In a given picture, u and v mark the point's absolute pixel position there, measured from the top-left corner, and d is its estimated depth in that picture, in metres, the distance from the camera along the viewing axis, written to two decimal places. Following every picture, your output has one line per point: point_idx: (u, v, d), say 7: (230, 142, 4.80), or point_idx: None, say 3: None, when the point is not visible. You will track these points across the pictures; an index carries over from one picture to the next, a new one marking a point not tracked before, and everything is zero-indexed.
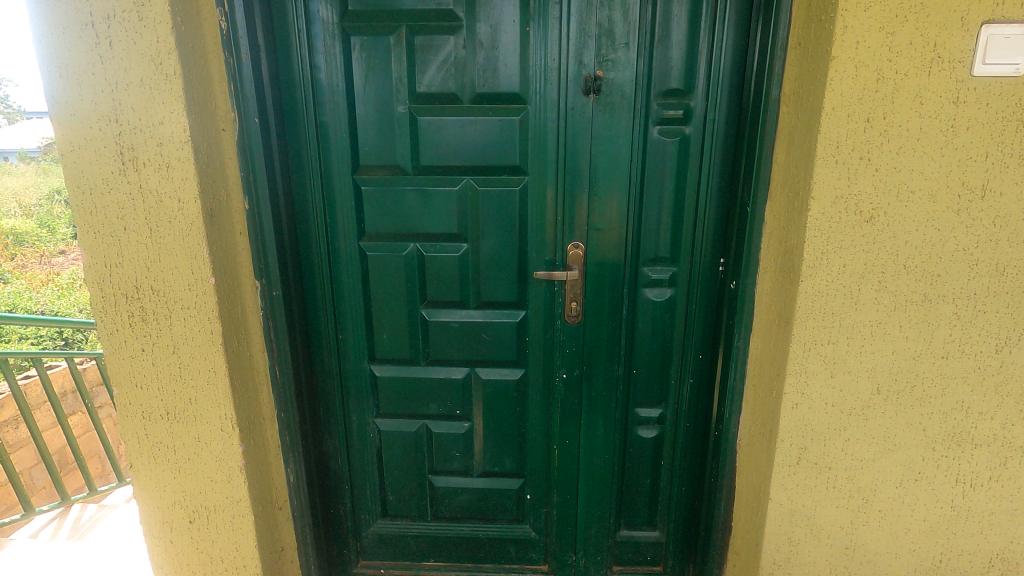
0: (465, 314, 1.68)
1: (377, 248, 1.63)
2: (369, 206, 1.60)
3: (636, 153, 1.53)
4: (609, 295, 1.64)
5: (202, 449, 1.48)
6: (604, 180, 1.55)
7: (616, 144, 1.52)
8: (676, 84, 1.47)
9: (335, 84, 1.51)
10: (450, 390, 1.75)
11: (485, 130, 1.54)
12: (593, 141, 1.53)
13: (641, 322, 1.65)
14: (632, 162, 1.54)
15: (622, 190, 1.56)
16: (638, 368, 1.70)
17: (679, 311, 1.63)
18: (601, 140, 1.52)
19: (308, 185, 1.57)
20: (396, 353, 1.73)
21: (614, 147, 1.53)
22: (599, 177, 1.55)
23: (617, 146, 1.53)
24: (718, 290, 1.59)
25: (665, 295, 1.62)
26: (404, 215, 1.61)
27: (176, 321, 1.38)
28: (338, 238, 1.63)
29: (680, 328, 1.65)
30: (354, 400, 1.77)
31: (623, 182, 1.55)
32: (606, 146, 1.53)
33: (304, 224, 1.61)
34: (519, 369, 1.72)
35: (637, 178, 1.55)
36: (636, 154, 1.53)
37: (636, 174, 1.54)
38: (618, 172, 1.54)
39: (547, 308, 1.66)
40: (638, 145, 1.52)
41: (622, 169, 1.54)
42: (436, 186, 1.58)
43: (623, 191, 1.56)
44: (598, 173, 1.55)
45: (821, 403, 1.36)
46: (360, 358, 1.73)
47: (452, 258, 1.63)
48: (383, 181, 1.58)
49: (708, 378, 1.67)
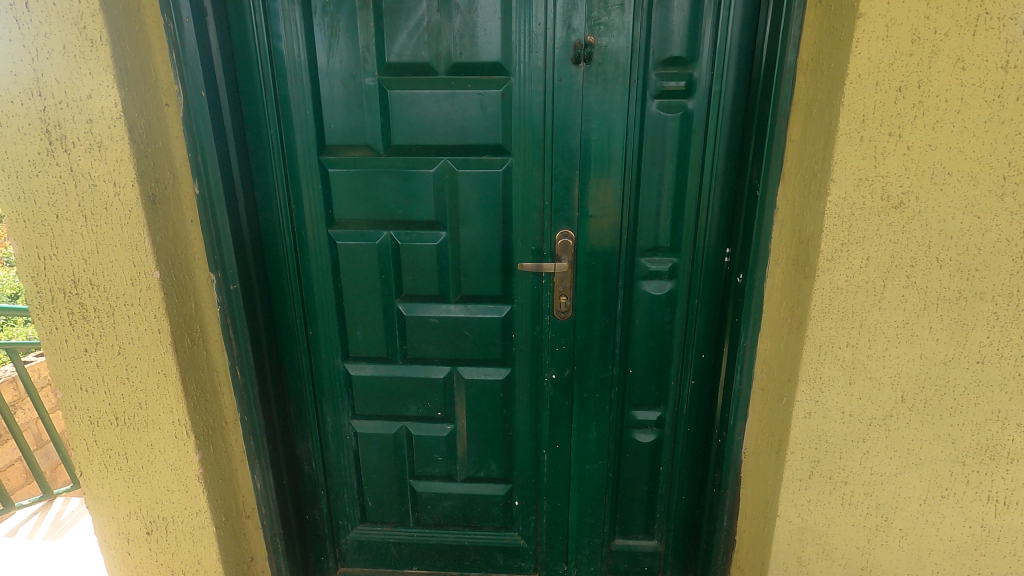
0: (445, 309, 1.54)
1: (349, 236, 1.49)
2: (338, 190, 1.46)
3: (633, 129, 1.36)
4: (604, 288, 1.48)
5: (157, 457, 1.36)
6: (597, 160, 1.39)
7: (610, 119, 1.36)
8: (677, 52, 1.30)
9: (296, 54, 1.35)
10: (430, 390, 1.61)
11: (464, 106, 1.38)
12: (586, 117, 1.36)
13: (637, 318, 1.50)
14: (628, 141, 1.37)
15: (617, 171, 1.39)
16: (635, 368, 1.55)
17: (679, 306, 1.48)
18: (594, 116, 1.36)
19: (270, 168, 1.43)
20: (371, 350, 1.59)
21: (607, 123, 1.36)
22: (592, 157, 1.39)
23: (611, 122, 1.36)
24: (724, 283, 1.44)
25: (665, 288, 1.47)
26: (376, 201, 1.46)
27: (119, 318, 1.25)
28: (305, 226, 1.48)
29: (680, 326, 1.50)
30: (328, 400, 1.65)
31: (618, 162, 1.39)
32: (599, 122, 1.36)
33: (267, 210, 1.46)
34: (505, 368, 1.58)
35: (634, 158, 1.38)
36: (631, 131, 1.36)
37: (633, 154, 1.38)
38: (613, 150, 1.38)
39: (535, 302, 1.51)
40: (633, 121, 1.35)
41: (617, 147, 1.38)
42: (411, 168, 1.43)
43: (619, 174, 1.40)
44: (591, 153, 1.39)
45: (838, 412, 1.21)
46: (332, 356, 1.60)
47: (429, 249, 1.48)
48: (353, 163, 1.43)
49: (711, 380, 1.53)
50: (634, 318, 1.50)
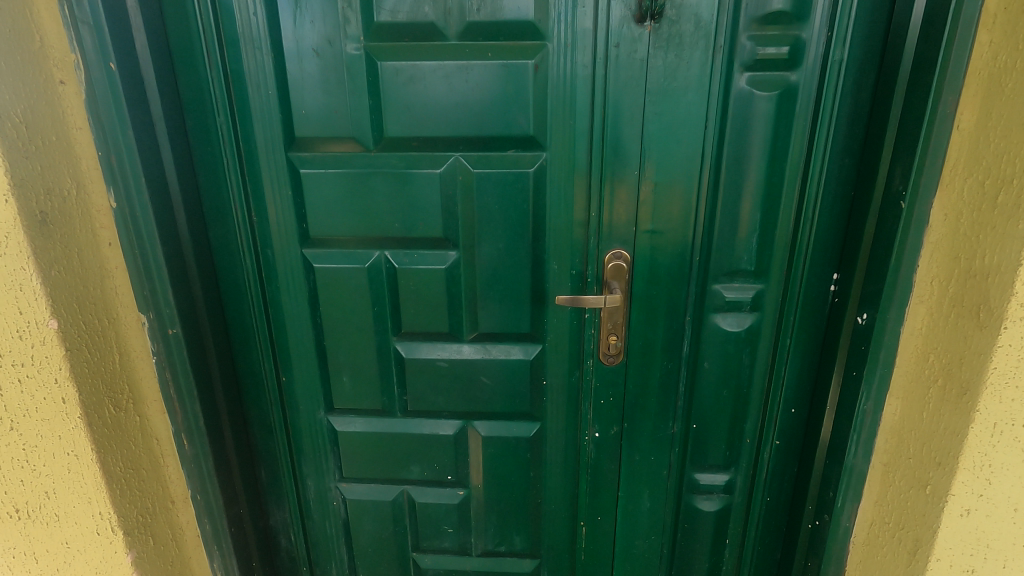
0: (456, 350, 1.19)
1: (330, 257, 1.14)
2: (313, 198, 1.10)
3: (713, 114, 0.99)
4: (665, 324, 1.13)
5: (75, 561, 1.01)
6: (664, 157, 1.02)
7: (682, 100, 0.99)
8: (782, 4, 0.93)
9: (251, 12, 0.99)
10: (438, 449, 1.27)
11: (482, 83, 1.01)
12: (651, 97, 1.00)
13: (707, 362, 1.15)
14: (706, 129, 1.00)
15: (690, 172, 1.03)
16: (701, 424, 1.20)
17: (762, 347, 1.13)
18: (661, 97, 0.99)
19: (222, 169, 1.07)
20: (361, 400, 1.25)
21: (679, 106, 1.00)
22: (656, 152, 1.02)
23: (685, 105, 0.99)
24: (826, 319, 1.09)
25: (745, 324, 1.12)
26: (365, 211, 1.10)
27: (8, 385, 0.89)
28: (272, 244, 1.13)
29: (763, 372, 1.15)
30: (308, 460, 1.30)
31: (692, 159, 1.02)
32: (667, 104, 1.00)
33: (220, 224, 1.11)
34: (533, 423, 1.23)
35: (713, 153, 1.02)
36: (711, 117, 1.00)
37: (711, 148, 1.02)
38: (685, 143, 1.01)
39: (575, 342, 1.15)
40: (715, 102, 0.99)
41: (691, 139, 1.01)
42: (412, 168, 1.07)
43: (693, 174, 1.03)
44: (656, 146, 1.02)
45: (1008, 510, 0.87)
46: (313, 407, 1.26)
47: (436, 274, 1.13)
48: (333, 161, 1.07)
49: (801, 439, 1.18)
50: (703, 362, 1.15)
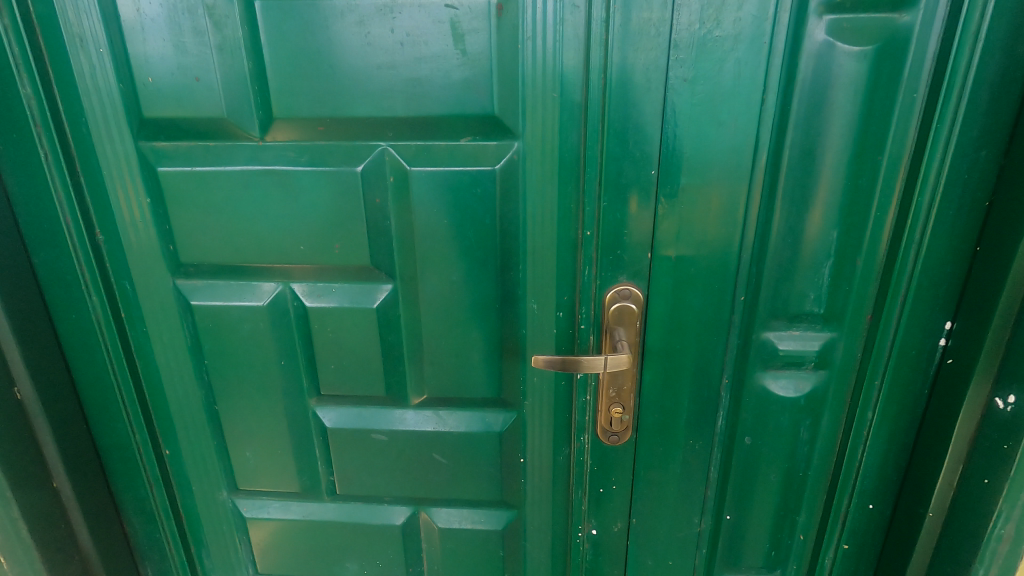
0: (398, 418, 0.86)
1: (216, 292, 0.80)
2: (182, 208, 0.76)
3: (775, 81, 0.64)
4: (692, 389, 0.78)
5: None
6: (698, 148, 0.66)
7: (729, 59, 0.63)
8: None
9: None
10: (380, 543, 0.94)
11: (417, 36, 0.66)
12: (679, 55, 0.63)
13: (750, 437, 0.81)
14: (764, 105, 0.64)
15: (738, 171, 0.67)
16: (739, 518, 0.87)
17: (831, 419, 0.78)
18: (695, 54, 0.63)
19: (41, 167, 0.73)
20: (274, 480, 0.92)
21: (724, 68, 0.63)
22: (685, 141, 0.66)
23: (732, 67, 0.63)
24: (930, 385, 0.74)
25: (806, 388, 0.77)
26: (256, 229, 0.76)
27: None
28: (130, 273, 0.79)
29: (829, 453, 0.81)
30: (211, 553, 0.98)
31: (741, 152, 0.66)
32: (705, 66, 0.63)
33: (50, 246, 0.77)
34: (507, 514, 0.90)
35: (773, 142, 0.66)
36: (772, 87, 0.64)
37: (771, 134, 0.66)
38: (732, 127, 0.65)
39: (563, 410, 0.82)
40: (778, 62, 0.63)
41: (740, 120, 0.65)
42: (318, 166, 0.72)
43: (742, 174, 0.67)
44: (686, 133, 0.66)
45: None
46: (211, 487, 0.93)
47: (363, 317, 0.79)
48: (204, 156, 0.73)
49: (882, 544, 0.84)
50: (744, 436, 0.81)
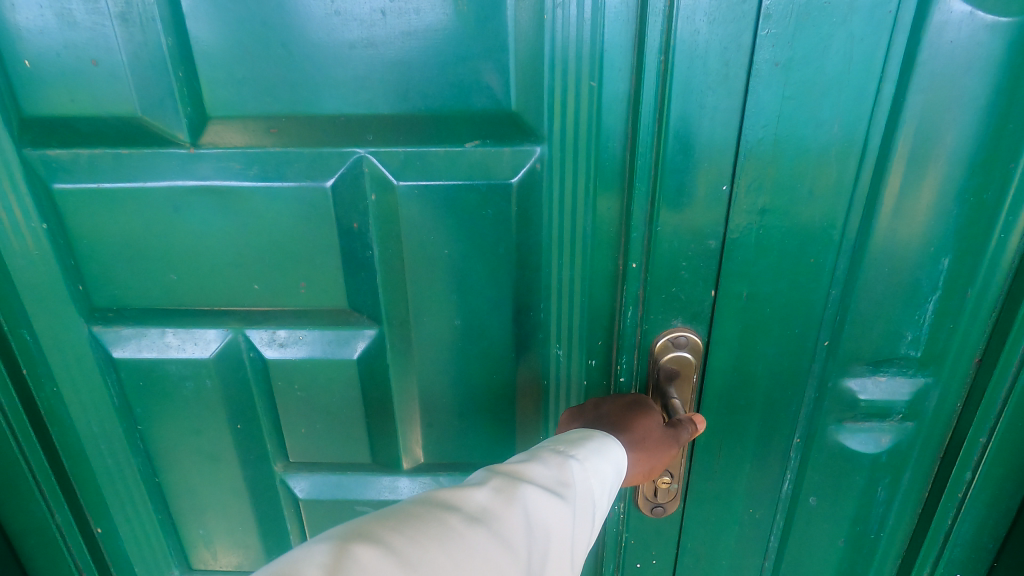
0: (389, 487, 0.69)
1: (144, 342, 0.62)
2: (92, 237, 0.56)
3: (896, 64, 0.47)
4: (755, 449, 0.64)
5: None
6: (787, 156, 0.50)
7: (839, 35, 0.46)
8: None
9: None
10: None
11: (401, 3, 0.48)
12: (770, 29, 0.46)
13: (815, 498, 0.66)
14: (878, 95, 0.48)
15: (837, 186, 0.51)
16: None
17: (914, 478, 0.64)
18: (793, 27, 0.46)
19: None
20: (237, 558, 0.75)
21: (831, 47, 0.46)
22: (771, 148, 0.49)
23: (842, 46, 0.46)
24: None
25: (887, 443, 0.62)
26: (193, 264, 0.57)
27: None
28: (32, 321, 0.61)
29: (911, 516, 0.66)
30: None
31: (842, 162, 0.50)
32: (806, 44, 0.46)
33: None
34: None
35: (884, 147, 0.50)
36: (891, 73, 0.47)
37: (881, 138, 0.49)
38: (834, 129, 0.49)
39: None
40: (903, 38, 0.46)
41: (846, 120, 0.48)
42: (273, 182, 0.53)
43: (841, 190, 0.51)
44: (772, 137, 0.49)
45: None
46: (159, 568, 0.76)
47: (338, 372, 0.62)
48: (117, 168, 0.53)
49: None
50: (808, 497, 0.66)
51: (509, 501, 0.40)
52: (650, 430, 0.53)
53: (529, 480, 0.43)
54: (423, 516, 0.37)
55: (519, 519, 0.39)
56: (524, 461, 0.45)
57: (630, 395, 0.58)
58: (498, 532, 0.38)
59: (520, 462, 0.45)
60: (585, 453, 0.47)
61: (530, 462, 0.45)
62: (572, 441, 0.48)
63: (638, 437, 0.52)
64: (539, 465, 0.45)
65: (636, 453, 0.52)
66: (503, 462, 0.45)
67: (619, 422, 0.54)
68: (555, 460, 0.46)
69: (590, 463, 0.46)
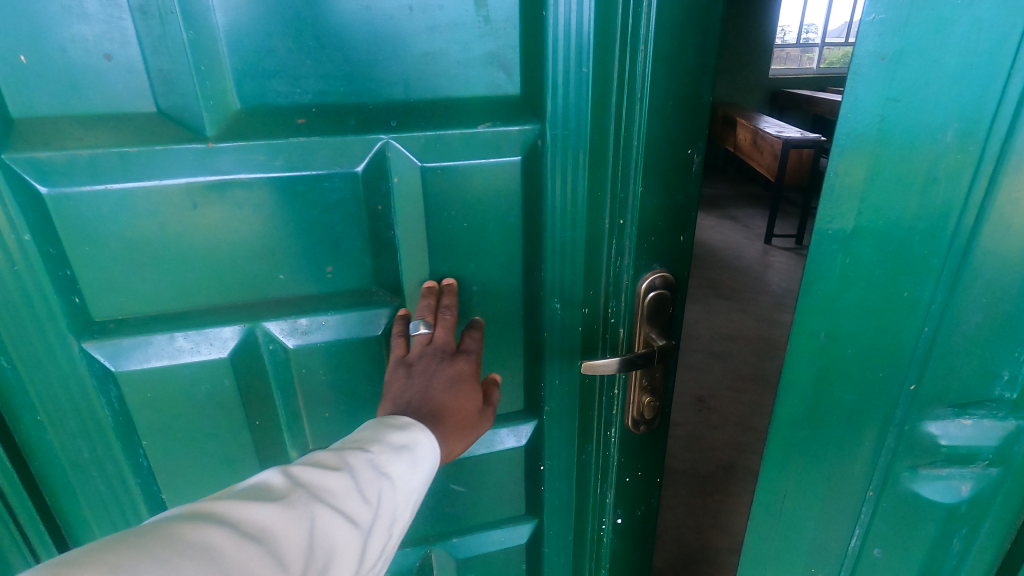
0: None
1: (148, 351, 0.58)
2: (92, 244, 0.53)
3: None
4: (824, 484, 0.61)
5: None
6: (884, 172, 0.46)
7: (960, 25, 0.41)
8: None
9: None
10: None
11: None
12: (879, 14, 0.41)
13: (882, 551, 0.62)
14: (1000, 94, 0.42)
15: (941, 202, 0.46)
16: None
17: (994, 530, 0.58)
18: (907, 13, 0.41)
19: None
20: None
21: (953, 34, 0.41)
22: (871, 158, 0.46)
23: (965, 33, 0.41)
24: None
25: (967, 492, 0.57)
26: (210, 261, 0.56)
27: None
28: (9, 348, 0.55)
29: (989, 567, 0.60)
30: None
31: (954, 175, 0.45)
32: (923, 34, 0.41)
33: None
34: (530, 519, 0.88)
35: (1007, 154, 0.43)
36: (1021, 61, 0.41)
37: (1001, 142, 0.43)
38: (946, 136, 0.44)
39: (586, 407, 0.75)
40: None
41: (962, 122, 0.43)
42: (300, 171, 0.55)
43: (948, 205, 0.46)
44: (872, 139, 0.45)
45: None
46: None
47: (364, 352, 0.65)
48: (120, 168, 0.51)
49: None
50: (874, 548, 0.62)
51: (294, 519, 0.39)
52: (467, 415, 0.56)
53: (327, 498, 0.42)
54: (171, 534, 0.34)
55: (296, 540, 0.38)
56: (332, 470, 0.44)
57: (461, 364, 0.58)
58: (273, 551, 0.37)
59: (324, 471, 0.43)
60: (397, 470, 0.47)
61: (336, 472, 0.44)
62: (394, 450, 0.47)
63: (455, 426, 0.55)
64: (341, 478, 0.43)
65: (447, 438, 0.54)
66: (303, 468, 0.43)
67: (442, 410, 0.54)
68: (365, 472, 0.45)
69: (400, 480, 0.46)
